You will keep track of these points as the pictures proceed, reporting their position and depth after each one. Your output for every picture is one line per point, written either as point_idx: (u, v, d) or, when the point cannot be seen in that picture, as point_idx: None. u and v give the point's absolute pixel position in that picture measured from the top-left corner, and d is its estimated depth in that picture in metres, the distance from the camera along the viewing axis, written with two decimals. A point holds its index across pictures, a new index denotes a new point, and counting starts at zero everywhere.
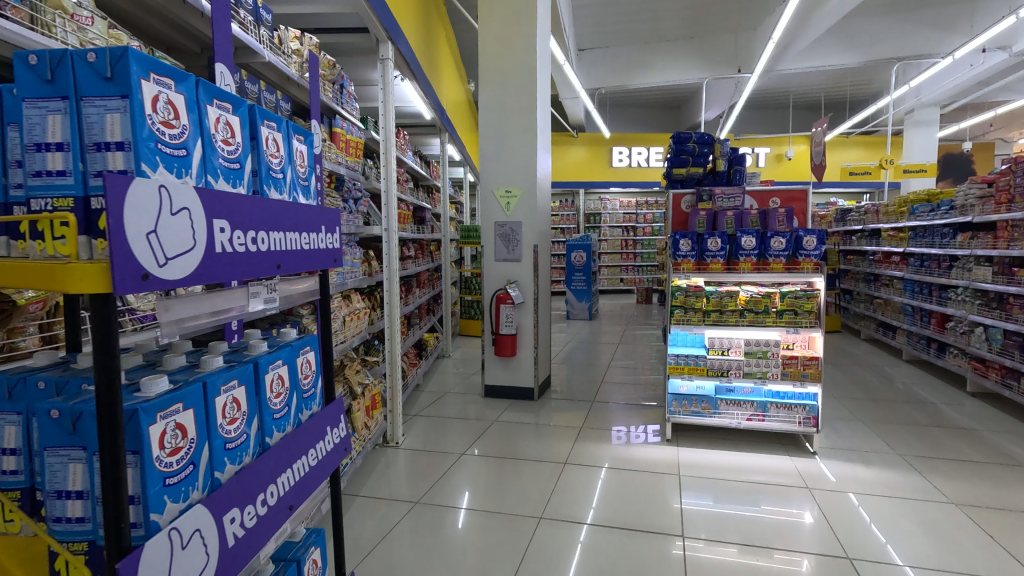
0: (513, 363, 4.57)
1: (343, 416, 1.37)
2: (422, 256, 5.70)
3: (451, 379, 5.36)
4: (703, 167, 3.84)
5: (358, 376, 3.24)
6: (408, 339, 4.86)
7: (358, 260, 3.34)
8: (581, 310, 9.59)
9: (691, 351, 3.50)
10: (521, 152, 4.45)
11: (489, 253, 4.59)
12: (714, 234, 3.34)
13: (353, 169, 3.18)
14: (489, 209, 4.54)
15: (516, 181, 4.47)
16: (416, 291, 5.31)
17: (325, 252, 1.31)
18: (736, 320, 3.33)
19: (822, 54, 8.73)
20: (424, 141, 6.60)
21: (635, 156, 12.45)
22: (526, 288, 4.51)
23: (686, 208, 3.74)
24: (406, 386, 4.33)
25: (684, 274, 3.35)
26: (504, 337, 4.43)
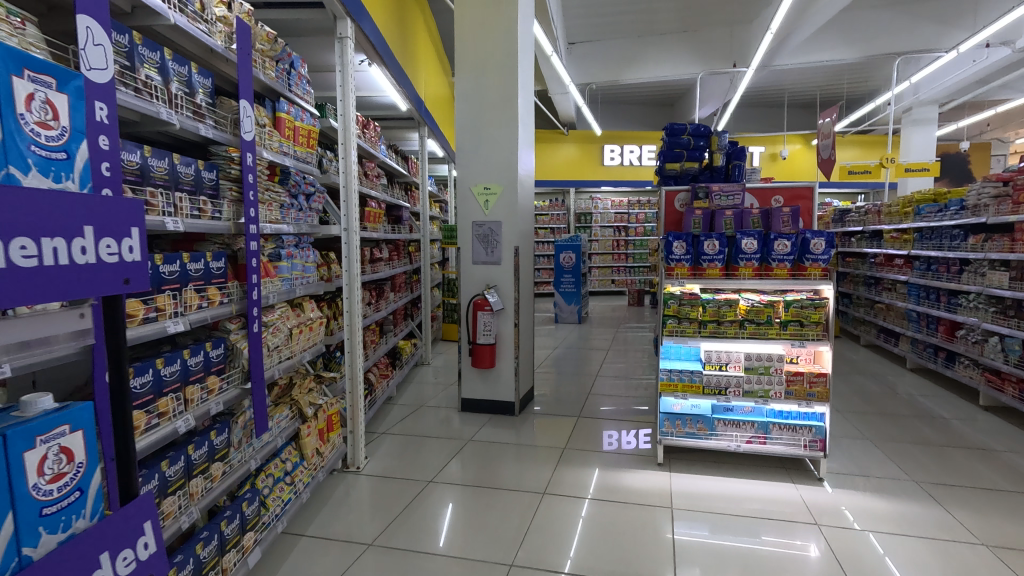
0: (492, 374, 4.21)
1: (156, 523, 0.83)
2: (398, 258, 5.32)
3: (428, 389, 5.00)
4: (699, 162, 3.46)
5: (310, 395, 2.86)
6: (379, 347, 4.49)
7: (312, 264, 2.97)
8: (570, 313, 9.25)
9: (685, 365, 3.16)
10: (501, 145, 4.09)
11: (466, 256, 4.22)
12: (711, 236, 2.99)
13: (304, 160, 2.80)
14: (467, 208, 4.18)
15: (495, 178, 4.11)
16: (390, 295, 4.94)
17: (107, 271, 0.77)
18: (735, 332, 2.99)
19: (820, 49, 8.43)
20: (402, 136, 6.23)
21: (627, 154, 12.12)
22: (506, 293, 4.16)
23: (679, 208, 3.36)
24: (373, 401, 3.95)
25: (680, 280, 3.02)
26: (482, 347, 4.07)
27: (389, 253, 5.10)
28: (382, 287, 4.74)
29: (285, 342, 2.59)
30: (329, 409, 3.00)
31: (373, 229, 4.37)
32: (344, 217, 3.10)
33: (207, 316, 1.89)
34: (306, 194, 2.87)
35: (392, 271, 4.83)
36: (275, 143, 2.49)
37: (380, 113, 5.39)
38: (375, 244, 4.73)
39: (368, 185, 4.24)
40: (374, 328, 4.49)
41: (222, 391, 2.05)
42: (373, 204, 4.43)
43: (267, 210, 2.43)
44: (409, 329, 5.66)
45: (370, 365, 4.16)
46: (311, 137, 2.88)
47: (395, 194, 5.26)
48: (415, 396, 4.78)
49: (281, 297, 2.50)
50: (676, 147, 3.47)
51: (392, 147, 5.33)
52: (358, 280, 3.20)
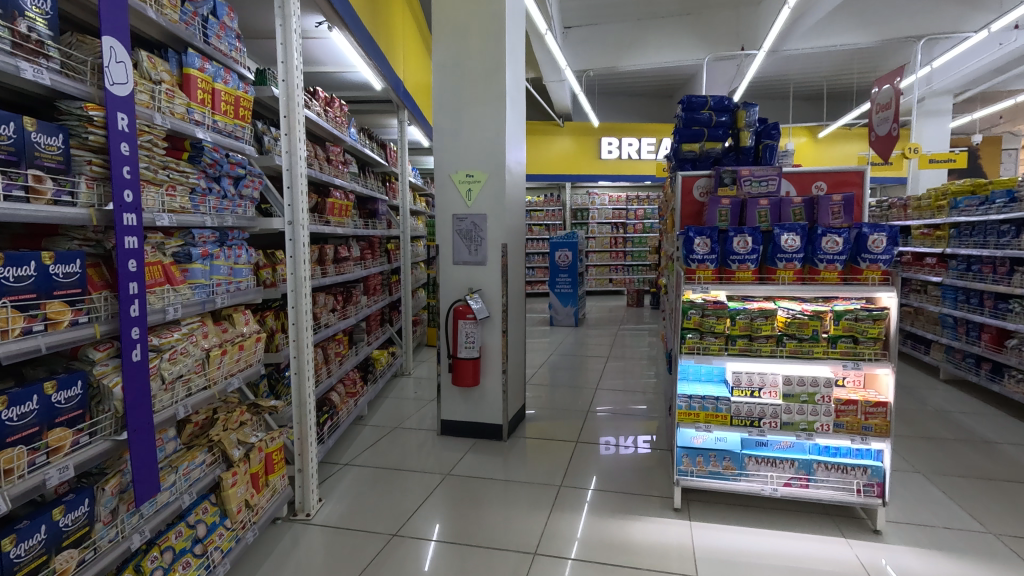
0: (476, 393, 3.63)
1: None
2: (373, 257, 4.74)
3: (407, 405, 4.41)
4: (722, 142, 2.86)
5: (241, 431, 2.27)
6: (347, 360, 3.90)
7: (246, 266, 2.37)
8: (566, 316, 8.66)
9: (708, 390, 2.59)
10: (485, 126, 3.49)
11: (446, 255, 3.63)
12: (742, 231, 2.41)
13: (229, 134, 2.20)
14: (447, 200, 3.59)
15: (478, 163, 3.52)
16: (363, 299, 4.35)
17: None
18: (772, 350, 2.41)
19: (833, 33, 7.89)
20: (380, 121, 5.63)
21: (625, 147, 11.53)
22: (491, 298, 3.57)
23: (699, 197, 2.79)
24: (335, 426, 3.35)
25: (703, 286, 2.43)
26: (462, 362, 3.47)
27: (362, 251, 4.51)
28: (352, 289, 4.15)
29: (199, 367, 1.99)
30: (268, 446, 2.41)
31: (340, 223, 3.78)
32: (288, 208, 2.51)
33: (40, 344, 1.30)
34: (234, 179, 2.28)
35: (365, 273, 4.25)
36: (181, 107, 1.90)
37: (352, 93, 4.80)
38: (346, 240, 4.13)
39: (332, 171, 3.65)
40: (342, 337, 3.91)
41: (80, 447, 1.46)
42: (340, 194, 3.84)
43: (167, 195, 1.83)
44: (387, 335, 5.07)
45: (334, 383, 3.57)
46: (241, 106, 2.28)
47: (368, 185, 4.67)
48: (390, 414, 4.19)
49: (189, 310, 1.90)
50: (695, 124, 2.87)
51: (366, 132, 4.74)
52: (307, 285, 2.62)
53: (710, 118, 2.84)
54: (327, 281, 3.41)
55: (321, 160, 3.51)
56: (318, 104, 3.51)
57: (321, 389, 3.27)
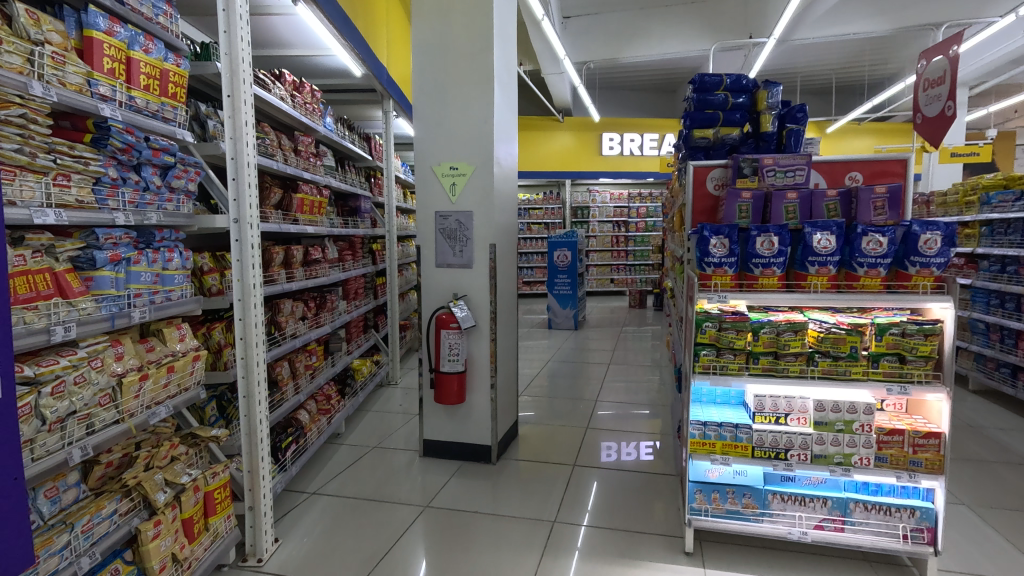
0: (461, 410, 3.26)
1: None
2: (354, 259, 4.38)
3: (390, 419, 4.05)
4: (740, 128, 2.46)
5: (171, 469, 1.91)
6: (321, 373, 3.55)
7: (179, 272, 2.00)
8: (565, 319, 8.27)
9: (725, 415, 2.23)
10: (471, 113, 3.12)
11: (427, 256, 3.26)
12: (766, 230, 2.04)
13: (153, 114, 1.84)
14: (429, 196, 3.22)
15: (463, 154, 3.15)
16: (342, 304, 4.00)
17: None
18: (801, 370, 2.05)
19: (846, 21, 7.50)
20: (365, 112, 5.27)
21: (627, 143, 11.15)
22: (478, 305, 3.20)
23: (714, 191, 2.42)
24: (302, 449, 2.98)
25: (721, 295, 2.07)
26: (445, 377, 3.10)
27: (340, 252, 4.16)
28: (329, 294, 3.80)
29: (106, 399, 1.63)
30: (208, 483, 2.05)
31: (311, 222, 3.42)
32: (233, 202, 2.14)
33: None
34: (161, 168, 1.91)
35: (343, 275, 3.89)
36: (77, 77, 1.54)
37: (332, 81, 4.43)
38: (322, 239, 3.77)
39: (302, 164, 3.29)
40: (316, 347, 3.56)
41: None
42: (313, 190, 3.48)
43: (56, 186, 1.47)
44: (371, 342, 4.72)
45: (303, 400, 3.21)
46: (169, 82, 1.92)
47: (349, 180, 4.31)
48: (370, 430, 3.83)
49: (87, 329, 1.53)
50: (709, 107, 2.50)
51: (347, 123, 4.38)
52: (257, 294, 2.25)
53: (726, 100, 2.47)
54: (294, 286, 3.05)
55: (288, 150, 3.15)
56: (284, 88, 3.14)
57: (284, 409, 2.90)
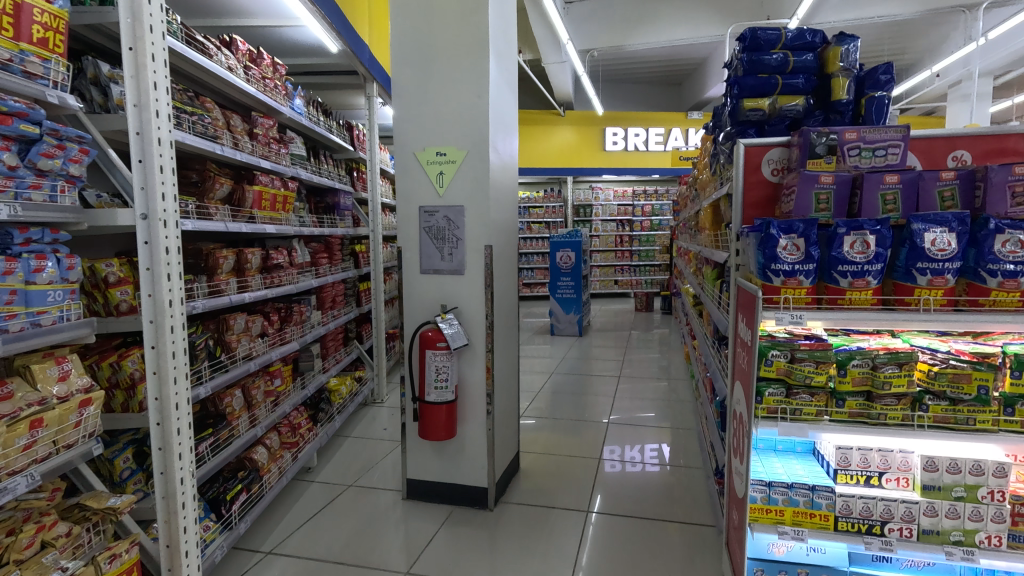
0: (451, 445, 2.73)
1: None
2: (331, 263, 3.85)
3: (372, 447, 3.51)
4: (804, 96, 1.91)
5: (36, 564, 1.37)
6: (286, 399, 3.00)
7: (59, 287, 1.47)
8: (569, 324, 7.70)
9: (793, 471, 1.69)
10: (461, 87, 2.58)
11: (410, 261, 2.72)
12: (858, 227, 1.50)
13: (2, 66, 1.30)
14: (411, 188, 2.68)
15: (452, 137, 2.61)
16: (315, 315, 3.46)
17: None
18: (904, 418, 1.50)
19: (869, 3, 6.98)
20: (347, 98, 4.72)
21: (632, 138, 10.59)
22: (470, 320, 2.65)
23: (770, 178, 1.89)
24: (255, 498, 2.44)
25: (795, 314, 1.53)
26: (430, 407, 2.56)
27: (313, 255, 3.61)
28: (299, 304, 3.26)
29: None
30: (102, 573, 1.51)
31: (272, 220, 2.87)
32: (138, 192, 1.60)
33: None
34: (20, 142, 1.37)
35: (316, 282, 3.35)
36: None
37: (306, 60, 3.88)
38: (290, 240, 3.24)
39: (261, 150, 2.74)
40: (283, 367, 3.02)
41: None
42: (277, 182, 2.93)
43: None
44: (352, 356, 4.18)
45: (262, 433, 2.67)
46: (34, 22, 1.38)
47: (324, 173, 3.77)
48: (347, 460, 3.29)
49: None
50: (763, 70, 1.95)
51: (323, 108, 3.84)
52: (176, 314, 1.71)
53: (786, 60, 1.91)
54: (247, 298, 2.50)
55: (244, 134, 2.61)
56: (237, 59, 2.60)
57: (232, 451, 2.36)
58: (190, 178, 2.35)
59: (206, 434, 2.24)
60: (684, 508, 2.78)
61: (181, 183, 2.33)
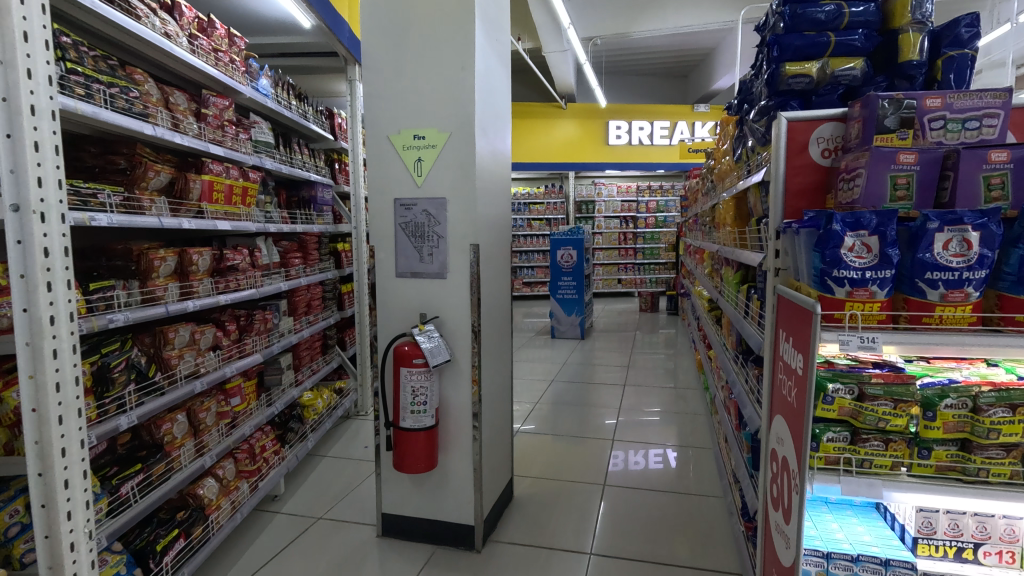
0: (433, 477, 2.36)
1: None
2: (306, 264, 3.47)
3: (349, 469, 3.14)
4: (862, 58, 1.53)
5: None
6: (246, 420, 2.63)
7: None
8: (570, 327, 7.31)
9: (856, 538, 1.30)
10: (443, 59, 2.19)
11: (384, 263, 2.34)
12: (955, 221, 1.12)
13: None
14: (386, 177, 2.31)
15: (433, 117, 2.22)
16: (286, 323, 3.09)
17: None
18: (1013, 475, 1.13)
19: None
20: (329, 83, 4.35)
21: (636, 131, 10.19)
22: (453, 331, 2.28)
23: (821, 161, 1.52)
24: (197, 543, 2.06)
25: (866, 337, 1.16)
26: (406, 434, 2.18)
27: (283, 256, 3.23)
28: (264, 310, 2.89)
29: None
30: None
31: (228, 215, 2.50)
32: (4, 174, 1.22)
33: None
34: None
35: (285, 285, 2.98)
36: None
37: (280, 40, 3.51)
38: (254, 239, 2.86)
39: (212, 134, 2.36)
40: (243, 383, 2.65)
41: None
42: (236, 172, 2.56)
43: None
44: (333, 365, 3.81)
45: (212, 463, 2.30)
46: None
47: (298, 163, 3.39)
48: (319, 486, 2.92)
49: None
50: (809, 27, 1.59)
51: (298, 93, 3.47)
52: (63, 333, 1.33)
53: (840, 12, 1.54)
54: (190, 307, 2.13)
55: (189, 114, 2.23)
56: (181, 26, 2.21)
57: (168, 489, 1.98)
58: (118, 165, 1.97)
59: (133, 472, 1.87)
60: (702, 547, 2.41)
61: (106, 171, 1.95)
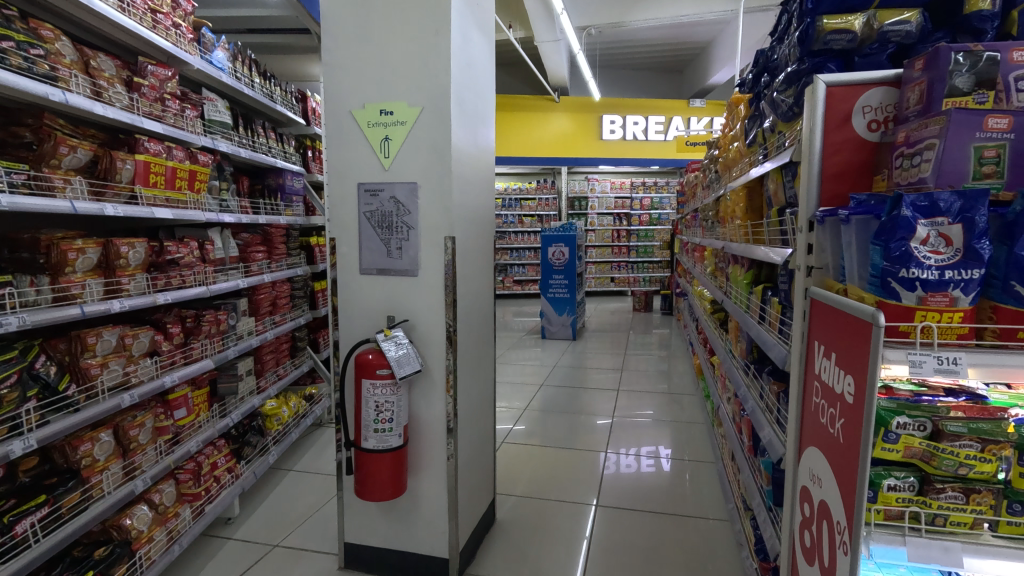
0: (402, 503, 2.07)
1: None
2: (271, 259, 3.15)
3: (314, 484, 2.84)
4: (919, 10, 1.25)
5: None
6: (192, 436, 2.32)
7: None
8: (561, 327, 7.03)
9: None
10: (413, 21, 1.89)
11: (347, 258, 2.04)
12: None
13: None
14: (349, 159, 2.00)
15: (402, 89, 1.92)
16: (244, 324, 2.78)
17: None
18: None
19: None
20: (304, 64, 4.03)
21: (630, 126, 9.92)
22: (426, 336, 1.99)
23: (867, 136, 1.24)
24: None
25: (947, 357, 0.88)
26: (369, 456, 1.88)
27: (243, 250, 2.92)
28: (216, 310, 2.57)
29: None
30: None
31: (169, 202, 2.18)
32: None
33: None
34: None
35: (243, 283, 2.67)
36: None
37: (245, 12, 3.19)
38: (206, 230, 2.55)
39: (147, 107, 2.04)
40: (190, 394, 2.34)
41: None
42: (181, 154, 2.25)
43: None
44: (303, 369, 3.51)
45: (146, 487, 1.99)
46: None
47: (262, 148, 3.07)
48: (280, 506, 2.62)
49: None
50: None
51: (262, 72, 3.15)
52: None
53: None
54: (116, 308, 1.82)
55: (118, 83, 1.93)
56: None
57: (82, 524, 1.67)
58: (22, 138, 1.66)
59: (34, 505, 1.57)
60: None
61: (8, 144, 1.64)
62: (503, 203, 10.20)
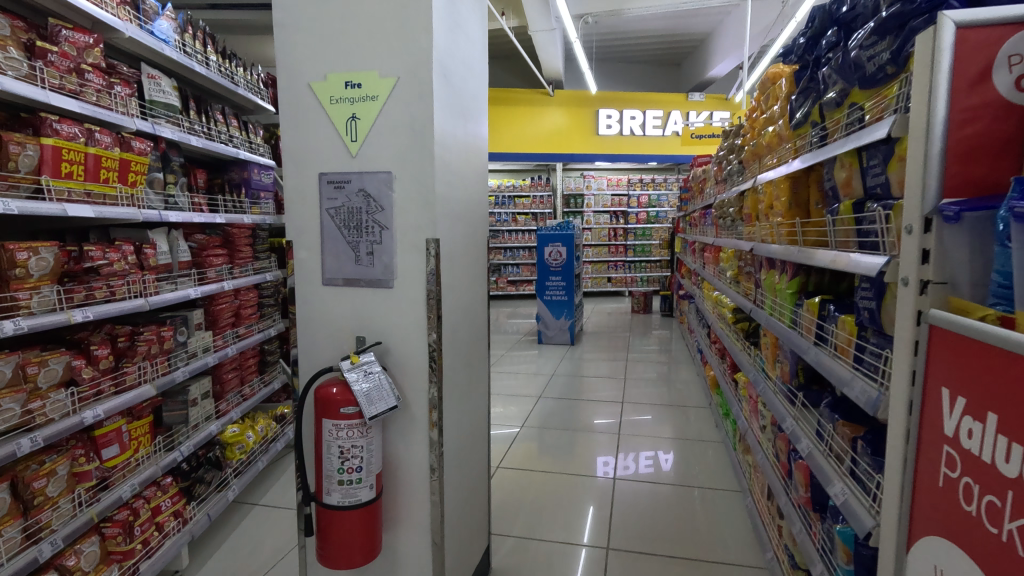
0: (376, 564, 1.69)
1: None
2: (233, 264, 2.76)
3: (282, 522, 2.46)
4: None
5: None
6: (126, 479, 1.94)
7: None
8: (558, 332, 6.66)
9: None
10: None
11: (307, 266, 1.67)
12: None
13: None
14: (307, 143, 1.62)
15: (372, 55, 1.54)
16: (197, 340, 2.40)
17: None
18: None
19: None
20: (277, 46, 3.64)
21: (627, 121, 9.56)
22: (404, 361, 1.61)
23: (1017, 93, 0.86)
24: None
25: None
26: (334, 514, 1.51)
27: (198, 254, 2.52)
28: (160, 325, 2.18)
29: None
30: None
31: (92, 197, 1.79)
32: None
33: None
34: None
35: (194, 292, 2.29)
36: None
37: None
38: (147, 231, 2.17)
39: (56, 79, 1.65)
40: (124, 427, 1.97)
41: None
42: (108, 139, 1.86)
43: None
44: (274, 386, 3.13)
45: (56, 550, 1.61)
46: None
47: (221, 137, 2.67)
48: (238, 553, 2.24)
49: None
50: None
51: (221, 50, 2.76)
52: None
53: None
54: (7, 330, 1.43)
55: (14, 47, 1.54)
56: None
57: None
58: None
59: None
60: None
61: None
62: (496, 201, 9.83)
